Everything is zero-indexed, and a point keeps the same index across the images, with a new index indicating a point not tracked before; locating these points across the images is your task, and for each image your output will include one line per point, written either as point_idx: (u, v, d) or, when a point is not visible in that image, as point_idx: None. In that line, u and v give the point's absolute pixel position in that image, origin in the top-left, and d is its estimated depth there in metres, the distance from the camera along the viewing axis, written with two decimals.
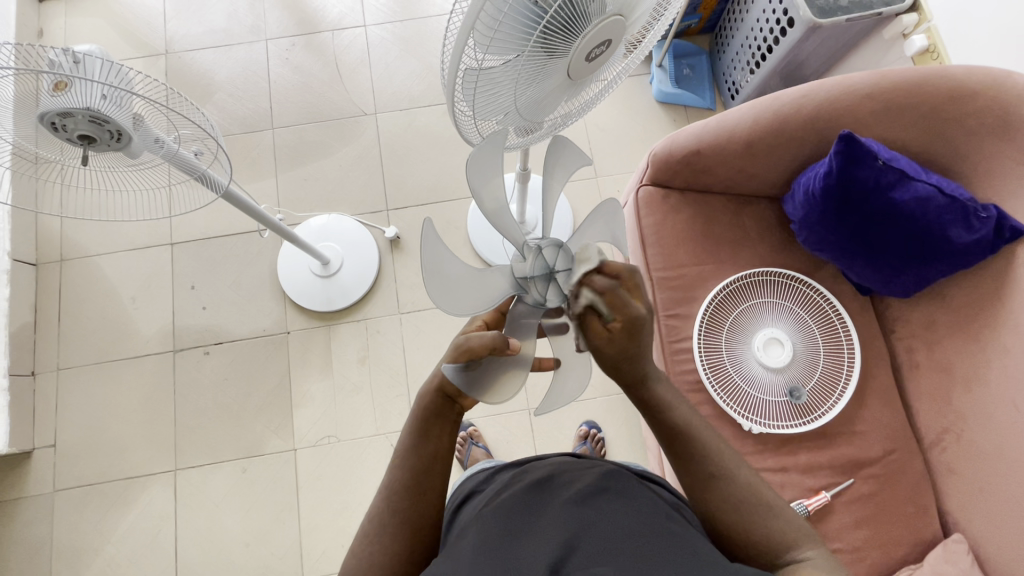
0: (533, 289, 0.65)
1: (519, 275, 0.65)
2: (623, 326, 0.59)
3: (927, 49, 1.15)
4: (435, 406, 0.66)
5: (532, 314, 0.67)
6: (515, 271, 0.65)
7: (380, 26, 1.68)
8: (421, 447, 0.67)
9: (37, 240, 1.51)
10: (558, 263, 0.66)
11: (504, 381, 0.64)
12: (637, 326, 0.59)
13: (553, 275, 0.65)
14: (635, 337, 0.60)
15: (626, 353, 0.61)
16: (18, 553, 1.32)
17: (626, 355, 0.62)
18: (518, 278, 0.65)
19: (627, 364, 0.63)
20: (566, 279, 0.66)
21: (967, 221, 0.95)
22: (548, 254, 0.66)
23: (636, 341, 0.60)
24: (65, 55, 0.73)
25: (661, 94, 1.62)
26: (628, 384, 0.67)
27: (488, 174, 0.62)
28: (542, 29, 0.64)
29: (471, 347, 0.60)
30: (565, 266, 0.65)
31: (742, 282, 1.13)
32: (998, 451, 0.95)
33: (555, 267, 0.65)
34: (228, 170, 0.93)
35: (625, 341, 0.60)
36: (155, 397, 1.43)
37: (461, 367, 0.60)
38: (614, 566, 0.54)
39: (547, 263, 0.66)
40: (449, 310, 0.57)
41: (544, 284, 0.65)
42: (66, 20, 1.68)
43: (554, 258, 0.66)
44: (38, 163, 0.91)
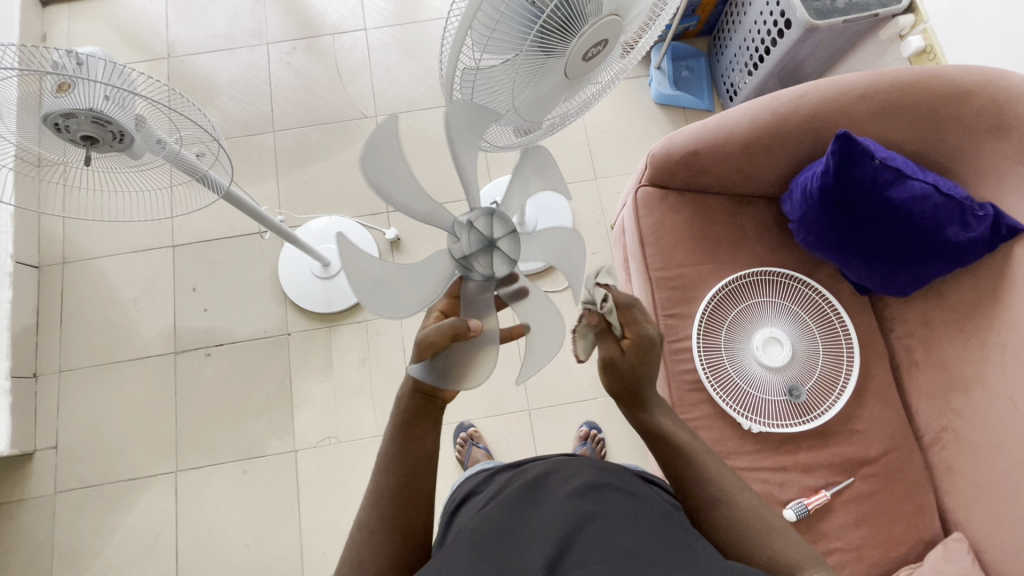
0: (477, 265, 0.67)
1: (458, 256, 0.66)
2: (632, 343, 0.66)
3: (924, 50, 1.15)
4: (415, 405, 0.67)
5: (485, 289, 0.69)
6: (452, 251, 0.66)
7: (380, 29, 1.70)
8: (419, 442, 0.67)
9: (40, 243, 1.52)
10: (494, 232, 0.67)
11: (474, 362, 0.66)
12: (647, 344, 0.66)
13: (493, 245, 0.67)
14: (644, 355, 0.67)
15: (635, 369, 0.68)
16: (20, 555, 1.33)
17: (633, 372, 0.68)
18: (458, 258, 0.66)
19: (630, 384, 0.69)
20: (506, 243, 0.68)
21: (965, 220, 0.95)
22: (481, 226, 0.67)
23: (644, 361, 0.67)
24: (68, 56, 0.74)
25: (660, 96, 1.63)
26: (628, 405, 0.73)
27: (390, 165, 0.62)
28: (539, 28, 0.65)
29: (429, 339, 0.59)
30: (502, 232, 0.68)
31: (741, 281, 1.13)
32: (997, 449, 0.96)
33: (493, 236, 0.67)
34: (229, 171, 0.93)
35: (634, 358, 0.67)
36: (157, 399, 1.43)
37: (425, 362, 0.61)
38: (613, 562, 0.54)
39: (484, 234, 0.67)
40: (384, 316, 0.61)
41: (486, 257, 0.67)
42: (69, 24, 1.69)
43: (489, 228, 0.67)
44: (42, 164, 0.92)
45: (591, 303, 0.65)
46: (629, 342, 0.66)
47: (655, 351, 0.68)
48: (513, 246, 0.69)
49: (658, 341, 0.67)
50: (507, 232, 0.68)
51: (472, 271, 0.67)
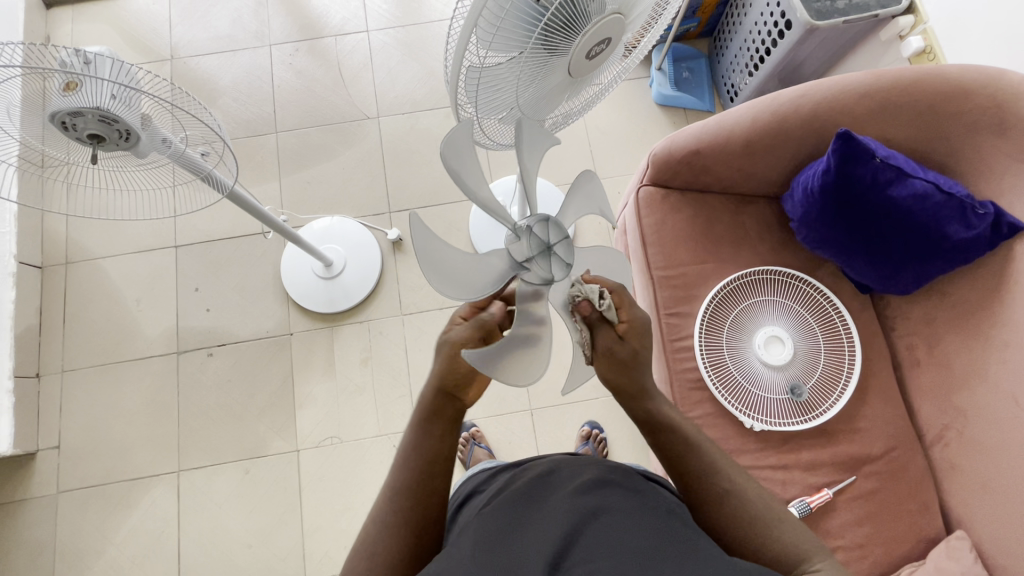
0: (537, 269, 0.67)
1: (517, 254, 0.67)
2: (628, 326, 0.68)
3: (924, 50, 1.16)
4: (435, 404, 0.68)
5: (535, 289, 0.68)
6: (514, 255, 0.66)
7: (382, 31, 1.70)
8: (438, 442, 0.67)
9: (44, 243, 1.53)
10: (550, 236, 0.70)
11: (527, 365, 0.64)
12: (643, 327, 0.69)
13: (551, 249, 0.69)
14: (641, 337, 0.69)
15: (632, 356, 0.69)
16: (22, 555, 1.32)
17: (633, 357, 0.69)
18: (518, 259, 0.66)
19: (629, 370, 0.69)
20: (562, 248, 0.71)
21: (966, 218, 0.96)
22: (541, 232, 0.69)
23: (642, 343, 0.69)
24: (76, 55, 0.74)
25: (661, 97, 1.64)
26: (629, 400, 0.71)
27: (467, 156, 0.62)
28: (542, 27, 0.65)
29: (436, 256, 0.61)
30: (552, 234, 0.70)
31: (742, 280, 1.14)
32: (999, 447, 0.96)
33: (550, 241, 0.70)
34: (234, 170, 0.94)
35: (632, 342, 0.69)
36: (159, 399, 1.43)
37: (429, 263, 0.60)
38: (617, 559, 0.54)
39: (542, 240, 0.69)
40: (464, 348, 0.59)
41: (545, 260, 0.68)
42: (73, 26, 1.70)
43: (546, 233, 0.70)
44: (47, 164, 0.92)
45: (577, 292, 0.69)
46: (626, 325, 0.68)
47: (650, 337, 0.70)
48: (567, 252, 0.71)
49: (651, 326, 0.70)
50: (561, 240, 0.71)
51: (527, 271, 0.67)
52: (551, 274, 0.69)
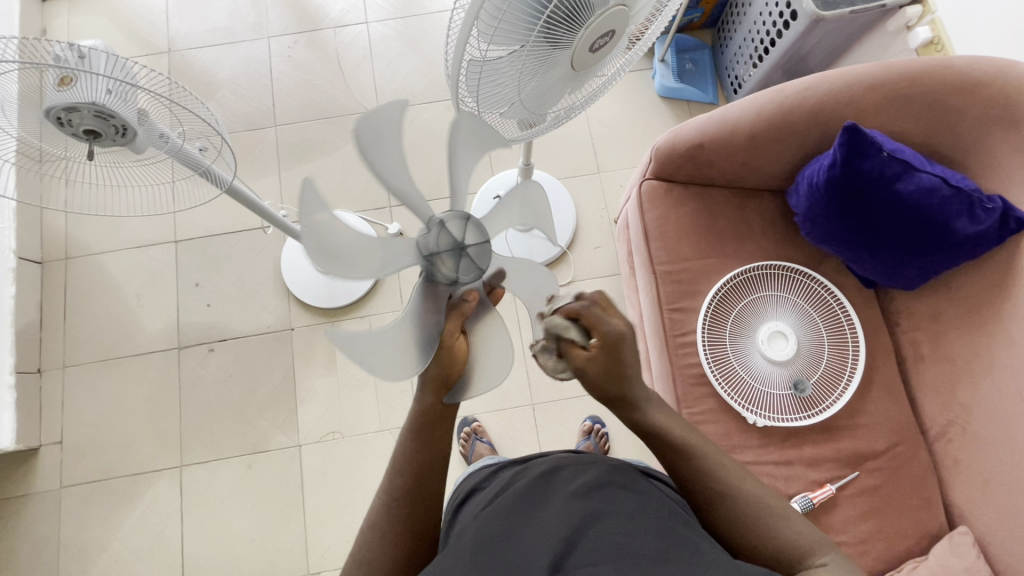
0: (442, 267, 0.64)
1: (423, 251, 0.63)
2: (600, 346, 0.61)
3: (932, 41, 1.14)
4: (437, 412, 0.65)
5: (441, 290, 0.64)
6: (418, 246, 0.63)
7: (382, 23, 1.69)
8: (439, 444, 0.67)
9: (43, 238, 1.52)
10: (457, 236, 0.64)
11: (491, 336, 0.69)
12: (617, 340, 0.61)
13: (462, 249, 0.64)
14: (616, 355, 0.62)
15: (610, 372, 0.63)
16: (27, 550, 1.33)
17: (617, 371, 0.63)
18: (424, 253, 0.63)
19: (613, 385, 0.64)
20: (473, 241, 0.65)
21: (973, 212, 0.95)
22: (453, 228, 0.64)
23: (619, 360, 0.62)
24: (70, 50, 0.73)
25: (663, 89, 1.62)
26: (617, 407, 0.68)
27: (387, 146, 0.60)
28: (545, 19, 0.64)
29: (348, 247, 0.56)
30: (462, 231, 0.65)
31: (747, 274, 1.13)
32: (1003, 443, 0.95)
33: (463, 241, 0.64)
34: (232, 165, 0.93)
35: (608, 357, 0.62)
36: (161, 393, 1.43)
37: (333, 247, 0.55)
38: (618, 562, 0.54)
39: (454, 237, 0.64)
40: (383, 377, 0.60)
41: (453, 261, 0.64)
42: (69, 19, 1.68)
43: (461, 232, 0.65)
44: (43, 161, 0.91)
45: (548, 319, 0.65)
46: (597, 348, 0.61)
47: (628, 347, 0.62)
48: (482, 254, 0.66)
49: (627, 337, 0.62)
50: (478, 240, 0.65)
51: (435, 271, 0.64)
52: (467, 276, 0.65)
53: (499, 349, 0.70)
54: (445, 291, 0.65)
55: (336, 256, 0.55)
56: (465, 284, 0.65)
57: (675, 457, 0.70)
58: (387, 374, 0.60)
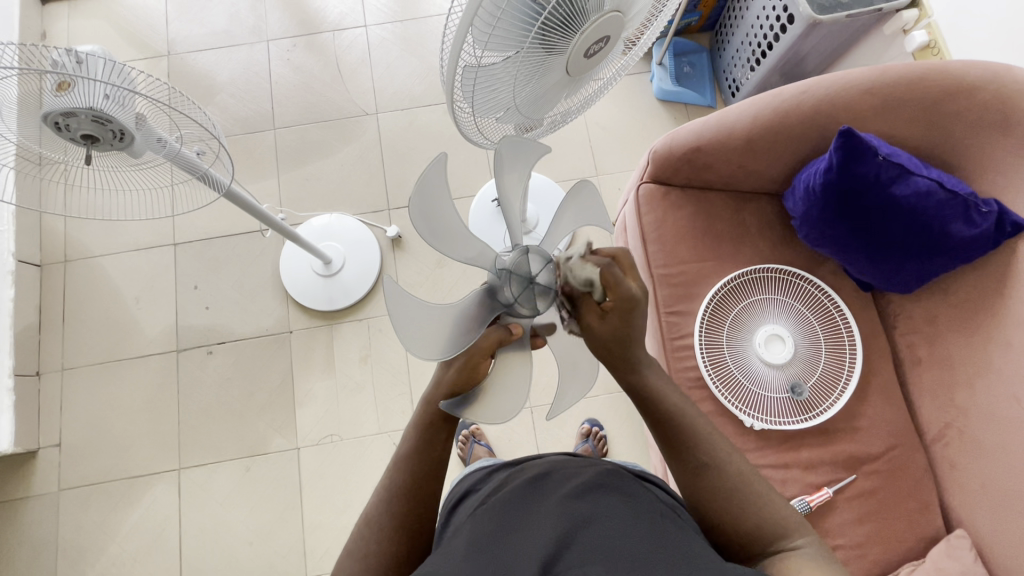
0: (508, 287, 0.67)
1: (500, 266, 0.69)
2: (614, 308, 0.63)
3: (928, 45, 1.15)
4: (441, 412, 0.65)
5: (496, 305, 0.66)
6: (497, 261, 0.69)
7: (381, 26, 1.69)
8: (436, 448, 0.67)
9: (42, 241, 1.52)
10: (534, 268, 0.69)
11: (512, 376, 0.68)
12: (631, 305, 0.62)
13: (531, 282, 0.68)
14: (629, 317, 0.63)
15: (620, 334, 0.64)
16: (25, 553, 1.33)
17: (626, 332, 0.64)
18: (501, 269, 0.69)
19: (618, 348, 0.65)
20: (546, 280, 0.69)
21: (969, 216, 0.95)
22: (530, 260, 0.69)
23: (630, 323, 0.64)
24: (68, 55, 0.74)
25: (661, 92, 1.62)
26: (617, 369, 0.68)
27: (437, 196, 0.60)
28: (540, 25, 0.64)
29: (436, 215, 0.61)
30: (541, 266, 0.70)
31: (745, 277, 1.13)
32: (999, 446, 0.96)
33: (534, 275, 0.69)
34: (230, 170, 0.93)
35: (617, 319, 0.64)
36: (159, 396, 1.43)
37: (426, 209, 0.59)
38: (611, 563, 0.54)
39: (529, 270, 0.69)
40: (411, 351, 0.56)
41: (519, 287, 0.68)
42: (69, 22, 1.68)
43: (534, 267, 0.69)
44: (43, 164, 0.92)
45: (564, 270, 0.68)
46: (610, 307, 0.63)
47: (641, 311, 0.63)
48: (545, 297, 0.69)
49: (640, 302, 0.63)
50: (547, 282, 0.69)
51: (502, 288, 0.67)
52: (526, 308, 0.68)
53: (520, 386, 0.68)
54: (500, 309, 0.67)
55: (425, 212, 0.60)
56: (519, 312, 0.67)
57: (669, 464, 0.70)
58: (415, 349, 0.56)
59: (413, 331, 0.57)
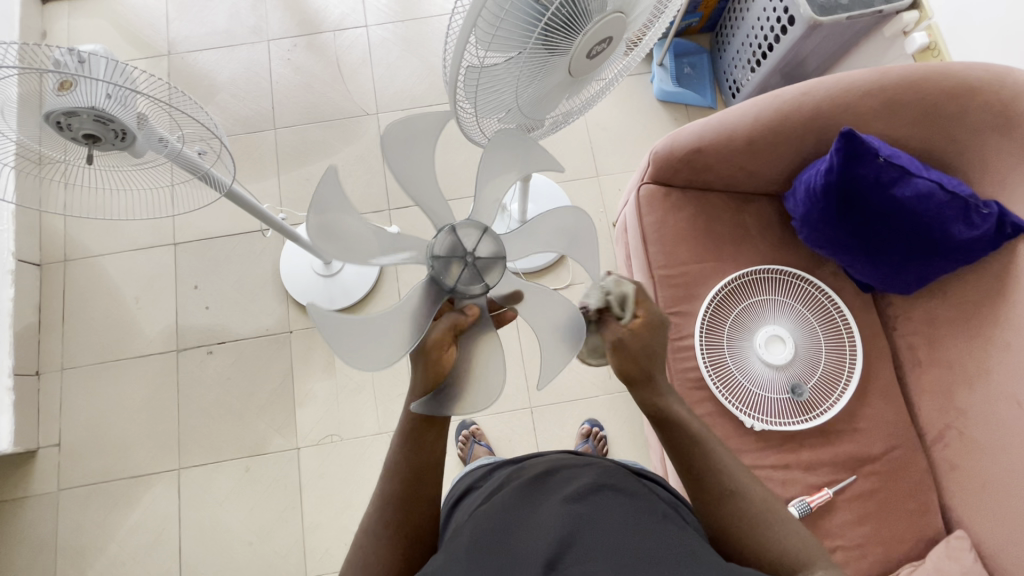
0: (448, 271, 0.68)
1: (433, 253, 0.69)
2: (644, 322, 0.67)
3: (928, 47, 1.15)
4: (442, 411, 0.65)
5: (440, 292, 0.68)
6: (428, 248, 0.69)
7: (382, 26, 1.69)
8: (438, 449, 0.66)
9: (42, 240, 1.52)
10: (469, 245, 0.69)
11: (484, 361, 0.68)
12: (656, 322, 0.68)
13: (469, 258, 0.69)
14: (655, 334, 0.68)
15: (646, 349, 0.67)
16: (24, 553, 1.33)
17: (649, 350, 0.67)
18: (434, 257, 0.69)
19: (633, 368, 0.68)
20: (483, 252, 0.69)
21: (969, 217, 0.95)
22: (463, 235, 0.70)
23: (653, 341, 0.67)
24: (70, 55, 0.74)
25: (662, 93, 1.62)
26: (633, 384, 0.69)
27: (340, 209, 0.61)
28: (543, 26, 0.64)
29: (348, 231, 0.62)
30: (477, 237, 0.70)
31: (746, 278, 1.13)
32: (999, 447, 0.96)
33: (472, 250, 0.69)
34: (231, 170, 0.93)
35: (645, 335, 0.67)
36: (159, 396, 1.43)
37: (332, 229, 0.61)
38: (612, 562, 0.54)
39: (463, 245, 0.69)
40: (355, 366, 0.59)
41: (458, 267, 0.68)
42: (69, 21, 1.68)
43: (469, 242, 0.70)
44: (43, 164, 0.91)
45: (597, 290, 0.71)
46: (638, 321, 0.67)
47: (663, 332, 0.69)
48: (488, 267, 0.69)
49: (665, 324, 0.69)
50: (490, 252, 0.69)
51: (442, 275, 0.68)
52: (471, 285, 0.68)
53: (492, 368, 0.68)
54: (446, 293, 0.68)
55: (332, 230, 0.61)
56: (467, 291, 0.68)
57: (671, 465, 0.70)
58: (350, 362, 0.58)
59: (356, 347, 0.59)
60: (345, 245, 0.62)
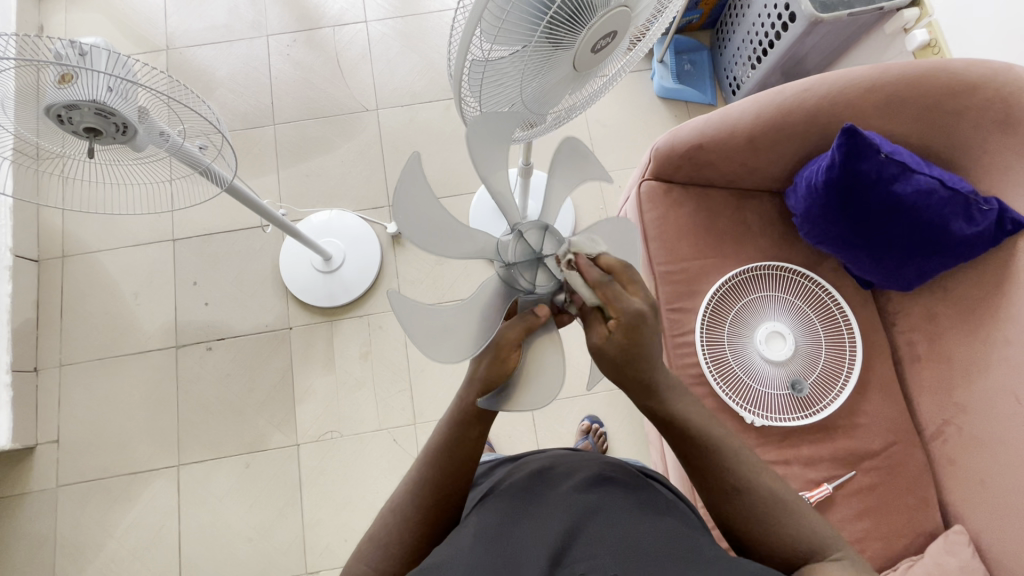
0: (515, 248, 0.70)
1: (518, 228, 0.71)
2: (618, 323, 0.61)
3: (928, 44, 1.16)
4: None
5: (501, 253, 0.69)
6: (517, 223, 0.72)
7: (381, 22, 1.68)
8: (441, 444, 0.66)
9: (39, 236, 1.51)
10: (546, 248, 0.71)
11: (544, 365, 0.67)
12: (636, 321, 0.61)
13: (539, 259, 0.69)
14: (635, 334, 0.61)
15: (629, 353, 0.61)
16: (22, 548, 1.32)
17: (631, 354, 0.61)
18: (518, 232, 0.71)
19: (628, 367, 0.63)
20: (551, 261, 0.70)
21: (969, 214, 0.96)
22: (544, 241, 0.71)
23: (637, 341, 0.61)
24: (71, 47, 0.73)
25: (662, 90, 1.62)
26: (636, 395, 0.67)
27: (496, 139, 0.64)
28: (548, 20, 0.64)
29: (496, 147, 0.64)
30: (554, 250, 0.71)
31: (746, 274, 1.13)
32: (998, 442, 0.96)
33: (542, 252, 0.70)
34: (232, 164, 0.93)
35: (626, 339, 0.61)
36: (158, 392, 1.43)
37: (492, 128, 0.62)
38: (616, 556, 0.54)
39: (533, 247, 0.70)
40: (431, 356, 0.60)
41: (531, 270, 0.69)
42: (66, 16, 1.67)
43: (543, 245, 0.71)
44: (40, 158, 0.91)
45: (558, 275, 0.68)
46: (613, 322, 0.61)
47: (648, 328, 0.62)
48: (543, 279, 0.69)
49: (647, 317, 0.61)
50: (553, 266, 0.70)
51: (511, 250, 0.70)
52: (523, 280, 0.68)
53: (552, 370, 0.67)
54: (501, 265, 0.69)
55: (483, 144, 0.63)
56: (518, 283, 0.68)
57: None
58: (430, 351, 0.59)
59: (434, 339, 0.61)
60: (488, 170, 0.64)
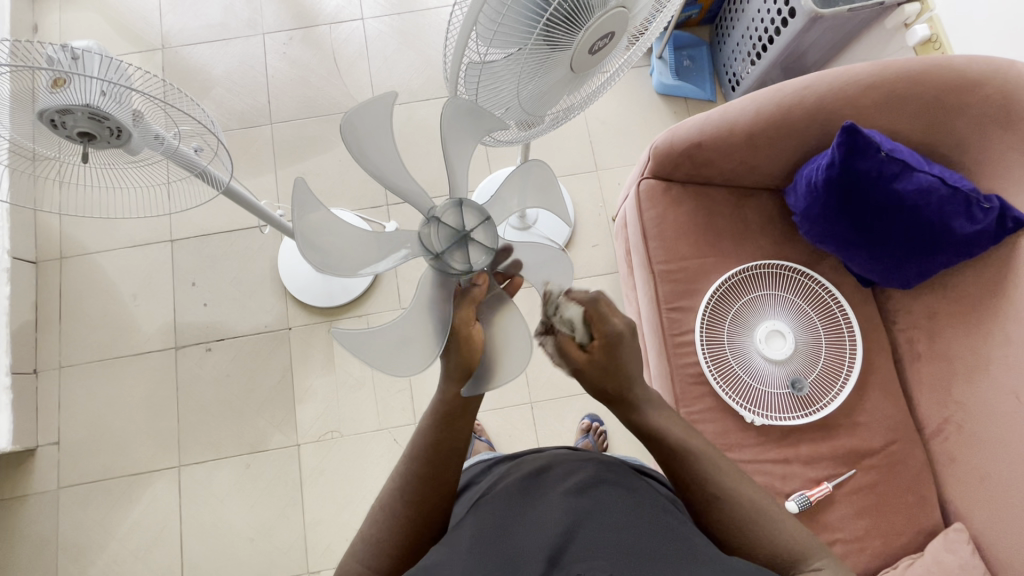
0: (435, 237, 0.67)
1: (433, 214, 0.68)
2: (599, 346, 0.65)
3: (930, 39, 1.15)
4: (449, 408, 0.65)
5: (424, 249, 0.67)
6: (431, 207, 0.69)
7: (378, 19, 1.67)
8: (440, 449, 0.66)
9: (36, 238, 1.50)
10: (467, 223, 0.69)
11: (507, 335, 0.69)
12: (615, 340, 0.65)
13: (463, 236, 0.68)
14: (614, 353, 0.66)
15: (610, 371, 0.67)
16: (25, 550, 1.33)
17: (612, 370, 0.67)
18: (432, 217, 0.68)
19: (609, 382, 0.68)
20: (478, 234, 0.69)
21: (970, 212, 0.95)
22: (462, 216, 0.69)
23: (617, 357, 0.66)
24: (63, 51, 0.73)
25: (661, 86, 1.61)
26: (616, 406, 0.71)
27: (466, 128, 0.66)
28: (545, 22, 0.64)
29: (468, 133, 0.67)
30: (476, 221, 0.69)
31: (745, 273, 1.13)
32: (997, 440, 0.96)
33: (465, 229, 0.68)
34: (228, 166, 0.92)
35: (606, 358, 0.66)
36: (158, 393, 1.43)
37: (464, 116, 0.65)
38: (613, 559, 0.54)
39: (454, 227, 0.68)
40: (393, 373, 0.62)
41: (461, 249, 0.68)
42: (60, 15, 1.66)
43: (461, 221, 0.68)
44: (36, 160, 0.90)
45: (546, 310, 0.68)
46: (598, 345, 0.65)
47: (626, 347, 0.66)
48: (478, 252, 0.69)
49: (626, 336, 0.66)
50: (481, 238, 0.69)
51: (434, 239, 0.67)
52: (457, 263, 0.67)
53: (517, 337, 0.69)
54: (429, 256, 0.67)
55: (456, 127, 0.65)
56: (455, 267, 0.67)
57: (674, 467, 0.69)
58: (390, 368, 0.62)
59: (393, 354, 0.63)
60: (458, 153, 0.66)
